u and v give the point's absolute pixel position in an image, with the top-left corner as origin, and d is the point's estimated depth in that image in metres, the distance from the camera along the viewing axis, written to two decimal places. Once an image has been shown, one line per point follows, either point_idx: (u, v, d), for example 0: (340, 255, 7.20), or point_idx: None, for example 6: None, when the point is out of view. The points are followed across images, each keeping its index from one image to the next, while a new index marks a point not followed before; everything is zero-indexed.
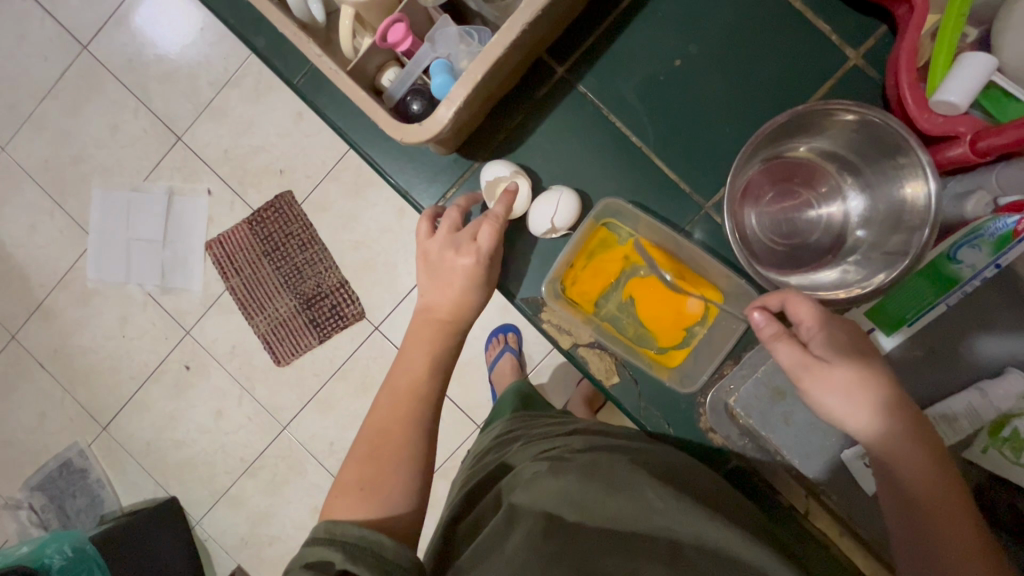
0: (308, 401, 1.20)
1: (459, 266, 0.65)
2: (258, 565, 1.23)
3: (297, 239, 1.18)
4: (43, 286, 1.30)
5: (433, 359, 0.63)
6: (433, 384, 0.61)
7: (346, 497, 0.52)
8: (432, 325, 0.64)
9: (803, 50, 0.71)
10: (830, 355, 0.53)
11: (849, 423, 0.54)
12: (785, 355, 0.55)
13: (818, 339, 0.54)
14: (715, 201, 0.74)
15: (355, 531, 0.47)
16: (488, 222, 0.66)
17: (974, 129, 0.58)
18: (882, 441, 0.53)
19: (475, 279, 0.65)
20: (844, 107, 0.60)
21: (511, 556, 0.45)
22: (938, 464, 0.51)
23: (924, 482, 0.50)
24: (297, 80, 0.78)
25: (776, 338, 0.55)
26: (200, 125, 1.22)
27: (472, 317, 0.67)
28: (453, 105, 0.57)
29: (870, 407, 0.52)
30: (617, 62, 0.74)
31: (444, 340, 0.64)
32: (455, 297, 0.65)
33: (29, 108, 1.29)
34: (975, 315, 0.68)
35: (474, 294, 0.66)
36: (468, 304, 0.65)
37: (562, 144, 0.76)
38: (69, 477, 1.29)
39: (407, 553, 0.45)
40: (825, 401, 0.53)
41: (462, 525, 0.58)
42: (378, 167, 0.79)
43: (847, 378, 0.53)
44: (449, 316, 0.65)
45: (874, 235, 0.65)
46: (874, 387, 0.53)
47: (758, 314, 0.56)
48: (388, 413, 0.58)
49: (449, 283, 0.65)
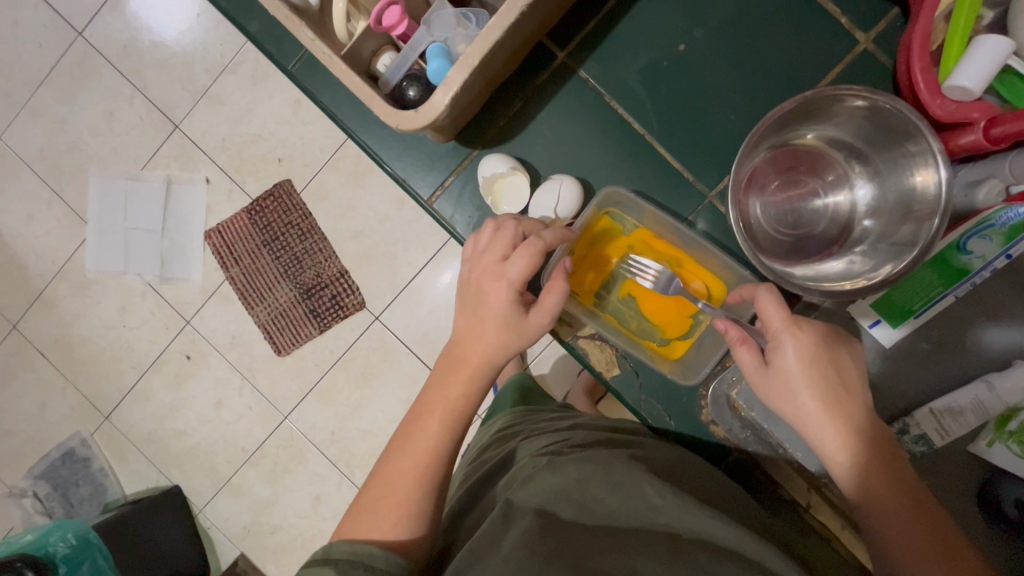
0: (308, 391, 1.20)
1: (490, 300, 0.58)
2: (261, 554, 1.22)
3: (297, 228, 1.17)
4: (42, 276, 1.29)
5: (463, 393, 0.59)
6: (462, 413, 0.58)
7: (356, 516, 0.54)
8: (461, 366, 0.59)
9: (813, 34, 0.69)
10: (781, 341, 0.58)
11: (793, 407, 0.57)
12: (745, 360, 0.60)
13: (773, 328, 0.58)
14: (718, 190, 0.73)
15: (346, 547, 0.50)
16: (526, 252, 0.57)
17: (988, 115, 0.56)
18: (825, 420, 0.56)
19: (509, 317, 0.58)
20: (853, 92, 0.58)
21: (507, 554, 0.45)
22: (867, 435, 0.56)
23: (861, 455, 0.55)
24: (291, 66, 0.76)
25: (739, 342, 0.60)
26: (197, 113, 1.20)
27: (507, 361, 0.60)
28: (449, 91, 0.56)
29: (810, 385, 0.56)
30: (620, 47, 0.72)
31: (474, 380, 0.59)
32: (488, 340, 0.59)
33: (24, 95, 1.27)
34: (984, 306, 0.67)
35: (510, 339, 0.59)
36: (502, 347, 0.59)
37: (563, 131, 0.75)
38: (71, 466, 1.29)
39: (395, 561, 0.49)
40: (776, 383, 0.58)
41: (464, 525, 0.58)
42: (375, 156, 0.77)
43: (797, 363, 0.57)
44: (483, 357, 0.59)
45: (882, 225, 0.64)
46: (822, 370, 0.57)
47: (724, 320, 0.62)
48: (401, 433, 0.58)
49: (481, 320, 0.59)
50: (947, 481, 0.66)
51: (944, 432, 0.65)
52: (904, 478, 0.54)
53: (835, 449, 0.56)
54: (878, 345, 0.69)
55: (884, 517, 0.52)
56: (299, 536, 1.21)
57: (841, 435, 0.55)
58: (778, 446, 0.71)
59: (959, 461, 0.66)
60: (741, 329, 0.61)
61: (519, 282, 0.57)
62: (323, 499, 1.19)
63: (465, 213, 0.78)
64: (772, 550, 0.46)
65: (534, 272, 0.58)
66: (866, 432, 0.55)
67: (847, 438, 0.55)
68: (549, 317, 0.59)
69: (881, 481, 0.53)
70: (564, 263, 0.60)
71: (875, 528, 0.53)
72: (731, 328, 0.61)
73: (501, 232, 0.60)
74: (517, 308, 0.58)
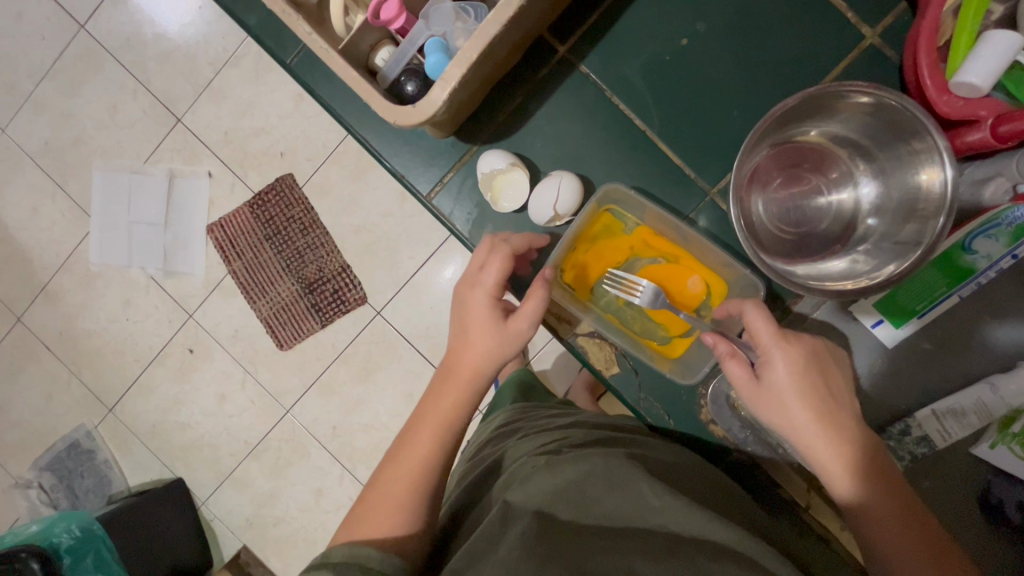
0: (310, 385, 1.20)
1: (472, 311, 0.62)
2: (263, 546, 1.23)
3: (298, 223, 1.17)
4: (46, 269, 1.30)
5: (457, 404, 0.60)
6: (457, 425, 0.59)
7: (355, 524, 0.54)
8: (453, 380, 0.61)
9: (817, 29, 0.68)
10: (772, 355, 0.57)
11: (785, 419, 0.57)
12: (736, 374, 0.60)
13: (763, 342, 0.58)
14: (720, 186, 0.72)
15: (343, 550, 0.49)
16: (495, 257, 0.63)
17: (995, 112, 0.55)
18: (821, 427, 0.56)
19: (490, 323, 0.61)
20: (859, 88, 0.57)
21: (505, 557, 0.44)
22: (862, 439, 0.56)
23: (857, 460, 0.55)
24: (290, 60, 0.75)
25: (728, 356, 0.60)
26: (200, 106, 1.20)
27: (498, 370, 0.62)
28: (447, 86, 0.55)
29: (801, 395, 0.56)
30: (622, 42, 0.72)
31: (465, 394, 0.60)
32: (473, 348, 0.61)
33: (28, 88, 1.27)
34: (989, 306, 0.66)
35: (494, 344, 0.61)
36: (487, 353, 0.61)
37: (563, 126, 0.74)
38: (76, 458, 1.29)
39: (393, 561, 0.49)
40: (769, 396, 0.58)
41: (463, 526, 0.57)
42: (374, 151, 0.77)
43: (790, 377, 0.56)
44: (472, 366, 0.61)
45: (887, 223, 0.63)
46: (811, 382, 0.57)
47: (713, 334, 0.62)
48: (399, 444, 0.59)
49: (467, 332, 0.62)
50: (948, 481, 0.66)
51: (946, 434, 0.65)
52: (892, 484, 0.54)
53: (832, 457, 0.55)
54: (880, 345, 0.68)
55: (883, 522, 0.52)
56: (300, 530, 1.21)
57: (834, 442, 0.55)
58: (778, 446, 0.71)
59: (960, 462, 0.66)
60: (730, 342, 0.61)
61: (493, 286, 0.62)
62: (324, 492, 1.20)
63: (464, 209, 0.77)
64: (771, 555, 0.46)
65: (506, 276, 0.62)
66: (860, 437, 0.56)
67: (838, 444, 0.55)
68: (530, 320, 0.61)
69: (874, 488, 0.54)
70: (544, 270, 0.62)
71: (876, 535, 0.53)
72: (718, 342, 0.61)
73: (481, 248, 0.65)
74: (496, 313, 0.61)
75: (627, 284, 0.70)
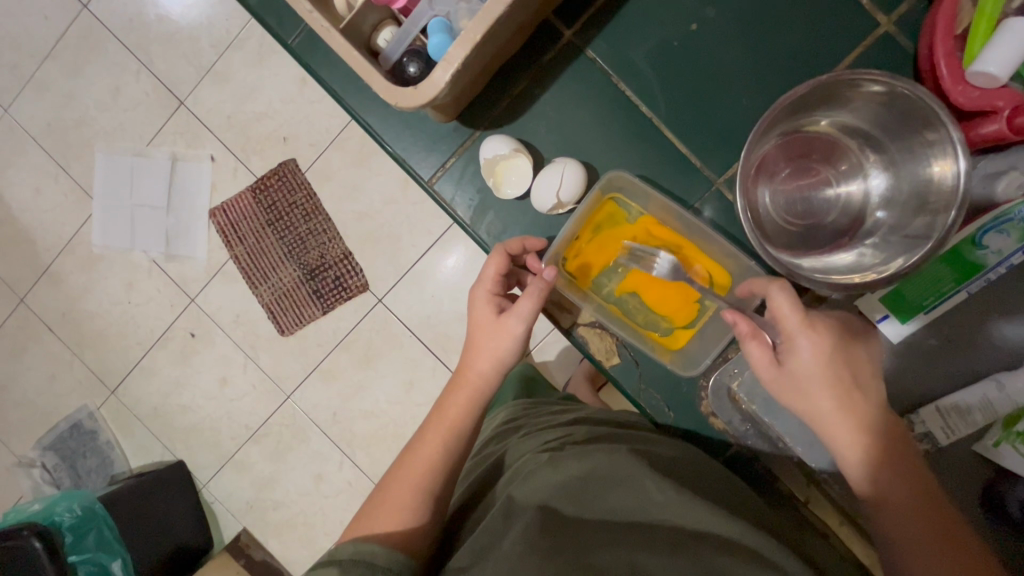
0: (311, 371, 1.20)
1: (477, 309, 0.66)
2: (263, 529, 1.23)
3: (300, 208, 1.16)
4: (49, 250, 1.30)
5: (464, 408, 0.62)
6: (466, 428, 0.61)
7: (363, 527, 0.55)
8: (463, 385, 0.63)
9: (829, 18, 0.66)
10: (796, 341, 0.57)
11: (809, 404, 0.57)
12: (757, 356, 0.59)
13: (789, 328, 0.57)
14: (726, 176, 0.71)
15: (350, 547, 0.50)
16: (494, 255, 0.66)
17: (1013, 103, 0.54)
18: (843, 418, 0.55)
19: (490, 323, 0.64)
20: (872, 77, 0.55)
21: (509, 552, 0.44)
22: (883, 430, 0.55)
23: (875, 450, 0.55)
24: (292, 40, 0.75)
25: (750, 336, 0.60)
26: (202, 89, 1.19)
27: (505, 373, 0.64)
28: (450, 67, 0.54)
29: (829, 382, 0.56)
30: (630, 27, 0.70)
31: (472, 400, 0.62)
32: (480, 350, 0.63)
33: (31, 67, 1.26)
34: (998, 303, 0.65)
35: (495, 343, 0.63)
36: (492, 355, 0.63)
37: (568, 113, 0.73)
38: (79, 438, 1.30)
39: (397, 558, 0.50)
40: (794, 379, 0.57)
41: (467, 526, 0.57)
42: (375, 135, 0.76)
43: (814, 360, 0.56)
44: (480, 371, 0.63)
45: (895, 216, 0.62)
46: (833, 370, 0.56)
47: (734, 313, 0.61)
48: (407, 448, 0.61)
49: (474, 337, 0.65)
50: (952, 480, 0.65)
51: (950, 431, 0.64)
52: (908, 474, 0.54)
53: (854, 449, 0.55)
54: (887, 341, 0.67)
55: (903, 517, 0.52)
56: (299, 514, 1.21)
57: (854, 429, 0.55)
58: (777, 441, 0.71)
59: (963, 460, 0.65)
60: (750, 322, 0.60)
61: (491, 281, 0.65)
62: (325, 477, 1.20)
63: (466, 195, 0.76)
64: (775, 550, 0.45)
65: (502, 271, 0.65)
66: (878, 427, 0.55)
67: (857, 432, 0.55)
68: (525, 321, 0.63)
69: (893, 477, 0.53)
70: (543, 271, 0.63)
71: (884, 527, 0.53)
72: (741, 322, 0.60)
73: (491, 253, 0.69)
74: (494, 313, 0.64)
75: (646, 258, 0.71)
